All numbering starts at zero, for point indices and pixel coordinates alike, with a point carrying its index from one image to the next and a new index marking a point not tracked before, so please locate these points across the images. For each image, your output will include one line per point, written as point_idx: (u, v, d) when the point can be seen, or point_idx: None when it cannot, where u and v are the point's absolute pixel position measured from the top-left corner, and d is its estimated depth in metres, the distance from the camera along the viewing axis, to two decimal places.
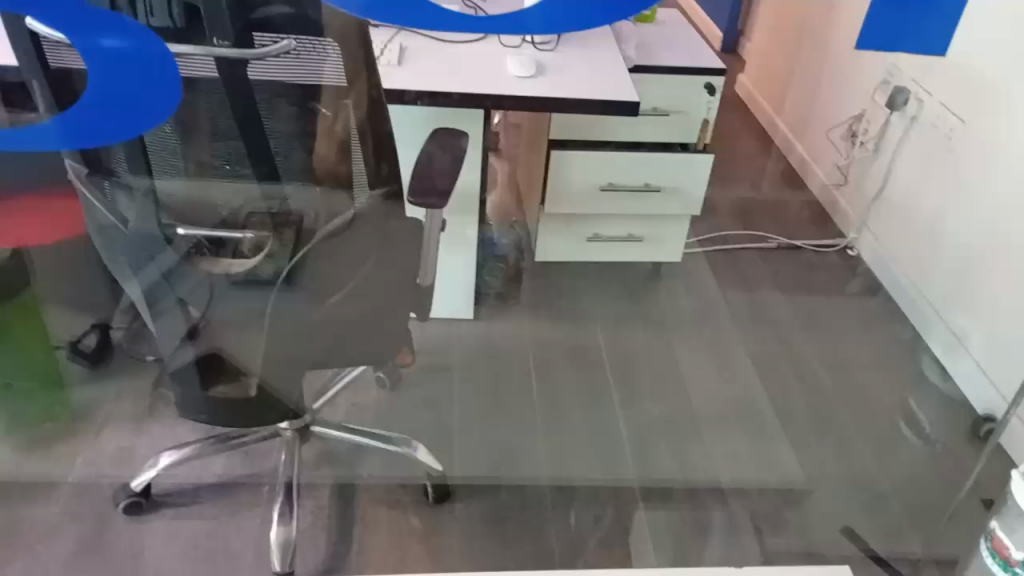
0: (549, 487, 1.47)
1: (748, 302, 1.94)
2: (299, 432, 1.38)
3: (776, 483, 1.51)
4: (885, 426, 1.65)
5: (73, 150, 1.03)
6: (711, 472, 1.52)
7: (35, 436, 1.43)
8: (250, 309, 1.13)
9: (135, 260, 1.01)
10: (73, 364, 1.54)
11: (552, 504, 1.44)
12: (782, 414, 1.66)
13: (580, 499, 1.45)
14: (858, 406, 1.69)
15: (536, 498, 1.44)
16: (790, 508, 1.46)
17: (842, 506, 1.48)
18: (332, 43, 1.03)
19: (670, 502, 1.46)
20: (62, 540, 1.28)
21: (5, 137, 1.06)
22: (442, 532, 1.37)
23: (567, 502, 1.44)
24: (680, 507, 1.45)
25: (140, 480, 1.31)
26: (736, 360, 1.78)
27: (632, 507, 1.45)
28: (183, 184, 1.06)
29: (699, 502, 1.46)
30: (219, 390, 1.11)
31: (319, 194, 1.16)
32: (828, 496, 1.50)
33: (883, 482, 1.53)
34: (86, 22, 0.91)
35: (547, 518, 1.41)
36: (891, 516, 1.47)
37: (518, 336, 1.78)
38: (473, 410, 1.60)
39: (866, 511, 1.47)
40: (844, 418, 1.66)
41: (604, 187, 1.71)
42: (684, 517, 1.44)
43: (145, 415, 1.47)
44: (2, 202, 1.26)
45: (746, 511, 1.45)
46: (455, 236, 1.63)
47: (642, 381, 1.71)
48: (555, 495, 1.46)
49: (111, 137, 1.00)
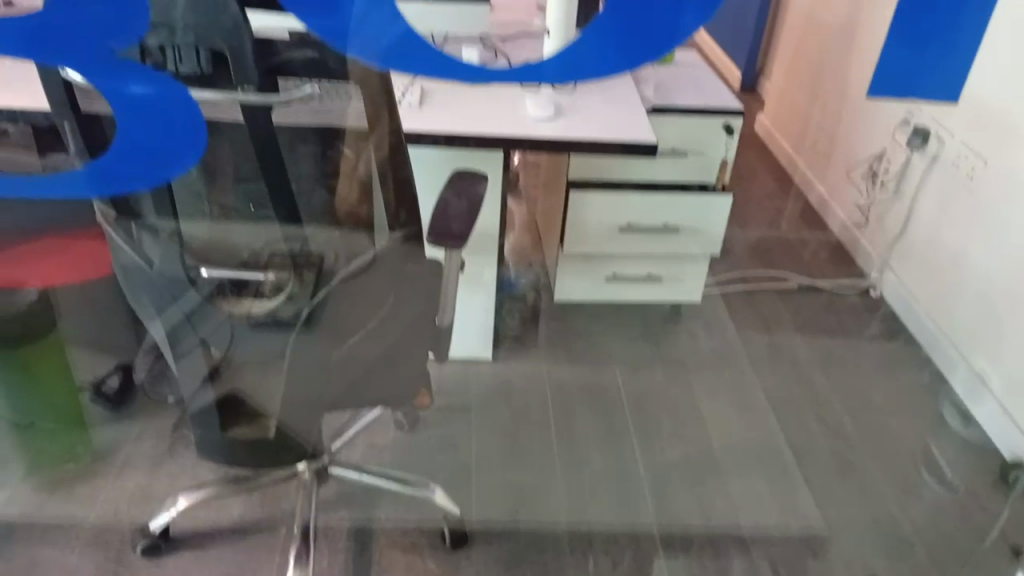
0: (567, 532, 1.45)
1: (769, 344, 1.92)
2: (317, 474, 1.38)
3: (798, 529, 1.48)
4: (908, 471, 1.63)
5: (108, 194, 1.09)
6: (731, 517, 1.49)
7: (57, 477, 1.45)
8: (271, 351, 1.15)
9: (159, 300, 1.01)
10: (95, 406, 1.54)
11: (570, 549, 1.42)
12: (804, 457, 1.63)
13: (598, 544, 1.43)
14: (882, 450, 1.66)
15: (553, 543, 1.43)
16: (813, 555, 1.44)
17: (866, 555, 1.45)
18: (355, 86, 1.05)
19: (690, 549, 1.44)
20: None
21: (50, 185, 1.14)
22: None
23: (585, 547, 1.42)
24: (700, 553, 1.43)
25: (158, 523, 1.32)
26: (756, 402, 1.76)
27: (651, 553, 1.43)
28: (207, 227, 1.08)
29: (720, 550, 1.44)
30: (239, 432, 1.14)
31: (340, 236, 1.19)
32: (851, 544, 1.47)
33: (905, 526, 1.51)
34: (115, 72, 0.98)
35: (565, 563, 1.39)
36: (916, 562, 1.45)
37: (536, 376, 1.77)
38: (491, 451, 1.59)
39: (888, 556, 1.45)
40: (867, 462, 1.63)
41: (623, 227, 1.71)
42: (704, 564, 1.41)
43: (164, 455, 1.48)
44: (32, 245, 1.28)
45: (766, 558, 1.43)
46: (473, 278, 1.63)
47: (662, 423, 1.69)
48: (573, 540, 1.44)
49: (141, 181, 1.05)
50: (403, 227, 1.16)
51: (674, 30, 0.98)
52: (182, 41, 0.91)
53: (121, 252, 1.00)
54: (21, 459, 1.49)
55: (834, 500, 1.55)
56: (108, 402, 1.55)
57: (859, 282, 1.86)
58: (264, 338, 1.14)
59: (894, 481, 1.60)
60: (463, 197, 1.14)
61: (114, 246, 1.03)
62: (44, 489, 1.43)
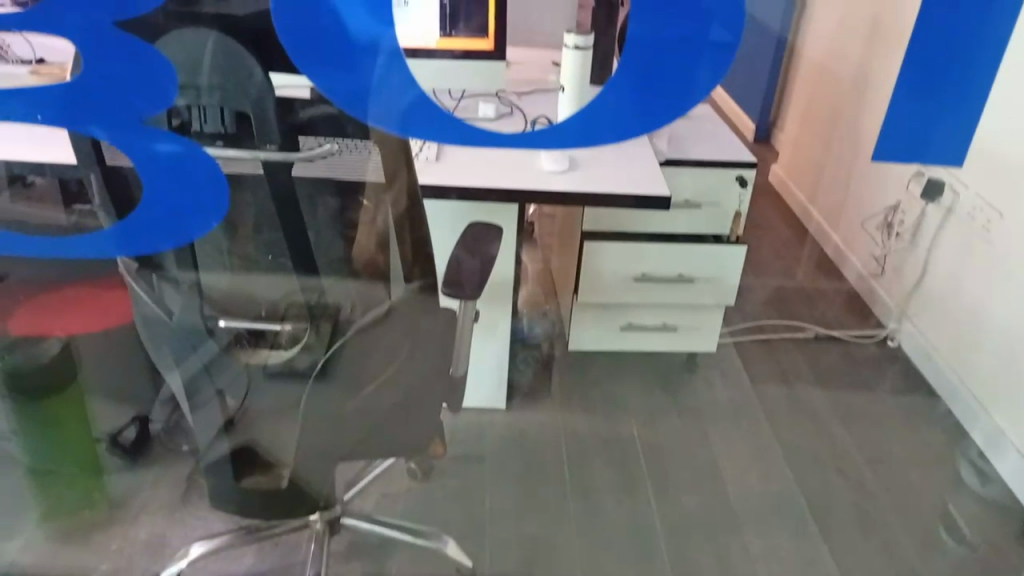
0: None
1: (786, 395, 1.91)
2: (330, 524, 1.37)
3: None
4: (930, 528, 1.59)
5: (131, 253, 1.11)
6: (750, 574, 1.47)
7: (72, 525, 1.45)
8: (286, 401, 1.20)
9: (179, 350, 1.03)
10: (112, 457, 1.54)
11: None
12: (824, 512, 1.60)
13: None
14: (903, 505, 1.63)
15: None
16: None
17: None
18: (372, 143, 1.06)
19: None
20: None
21: (79, 244, 1.16)
22: None
23: None
24: None
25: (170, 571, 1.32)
26: (773, 455, 1.74)
27: None
28: (228, 279, 1.10)
29: None
30: (253, 481, 1.14)
31: (358, 287, 1.18)
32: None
33: None
34: (143, 131, 1.01)
35: None
36: None
37: (550, 427, 1.76)
38: (505, 503, 1.58)
39: None
40: (888, 517, 1.60)
41: (638, 277, 1.72)
42: None
43: (177, 503, 1.48)
44: (60, 290, 1.31)
45: None
46: (487, 328, 1.64)
47: (678, 475, 1.67)
48: None
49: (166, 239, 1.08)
50: (420, 276, 1.18)
51: (688, 89, 0.99)
52: (207, 102, 0.94)
53: (143, 303, 1.04)
54: (36, 506, 1.49)
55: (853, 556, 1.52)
56: (124, 453, 1.55)
57: (876, 332, 1.85)
58: (283, 386, 1.20)
59: (915, 537, 1.57)
60: (476, 255, 1.17)
61: (136, 298, 1.07)
62: (58, 537, 1.43)
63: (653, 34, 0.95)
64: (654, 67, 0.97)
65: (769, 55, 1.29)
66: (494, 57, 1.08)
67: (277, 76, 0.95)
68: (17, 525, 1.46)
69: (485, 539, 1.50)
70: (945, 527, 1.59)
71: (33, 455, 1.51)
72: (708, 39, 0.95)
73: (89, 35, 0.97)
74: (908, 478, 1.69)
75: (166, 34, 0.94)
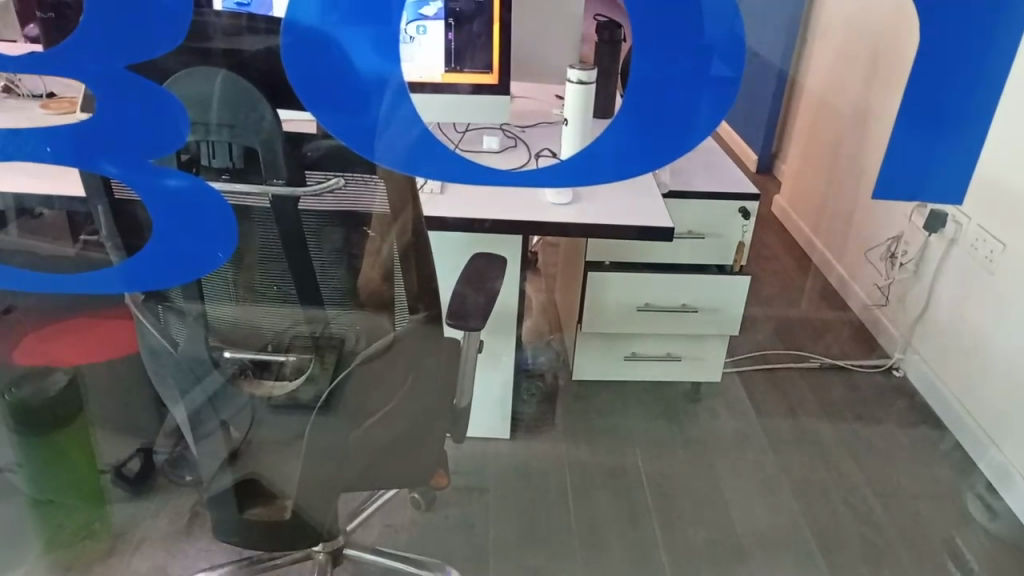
0: None
1: (792, 426, 1.90)
2: (332, 555, 1.37)
3: None
4: (938, 558, 1.58)
5: (140, 290, 1.12)
6: None
7: (75, 554, 1.44)
8: (290, 432, 1.20)
9: (182, 382, 1.05)
10: (115, 487, 1.54)
11: None
12: (830, 543, 1.59)
13: None
14: (910, 536, 1.62)
15: None
16: None
17: None
18: (379, 179, 1.05)
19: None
20: None
21: (81, 281, 1.16)
22: None
23: None
24: None
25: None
26: (779, 486, 1.73)
27: None
28: (234, 309, 1.11)
29: None
30: (254, 512, 1.13)
31: (361, 316, 1.19)
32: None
33: None
34: (151, 168, 1.02)
35: None
36: None
37: (555, 457, 1.76)
38: (508, 533, 1.57)
39: None
40: (895, 549, 1.59)
41: (641, 307, 1.73)
42: None
43: (179, 533, 1.47)
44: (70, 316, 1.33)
45: None
46: (491, 358, 1.64)
47: (682, 506, 1.66)
48: None
49: (177, 278, 1.09)
50: (425, 308, 1.21)
51: (689, 120, 0.99)
52: (216, 138, 0.97)
53: (150, 335, 1.07)
54: (39, 538, 1.48)
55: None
56: (128, 484, 1.55)
57: (881, 361, 1.81)
58: (285, 419, 1.21)
59: (925, 569, 1.56)
60: (481, 291, 1.17)
61: (142, 330, 1.10)
62: (59, 567, 1.42)
63: (654, 71, 0.96)
64: (654, 101, 0.98)
65: (770, 88, 1.31)
66: (497, 90, 1.10)
67: (286, 111, 0.97)
68: (20, 555, 1.45)
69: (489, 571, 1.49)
70: (952, 560, 1.58)
71: (37, 485, 1.51)
72: (709, 74, 0.95)
73: (91, 71, 0.99)
74: (915, 509, 1.68)
75: (173, 74, 0.96)
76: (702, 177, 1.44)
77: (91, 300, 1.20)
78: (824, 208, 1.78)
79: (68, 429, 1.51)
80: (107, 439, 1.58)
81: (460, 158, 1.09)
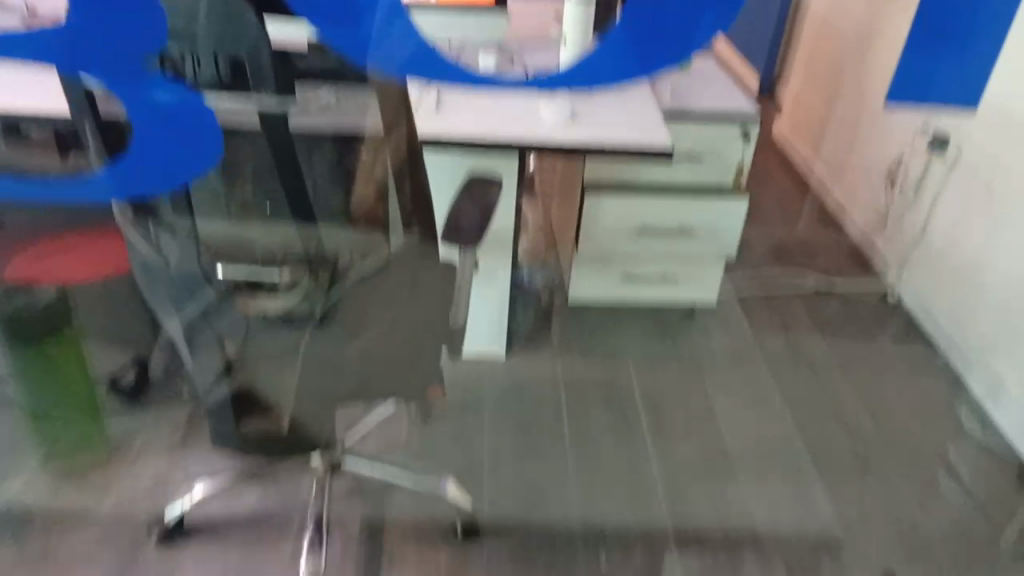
0: (581, 527, 1.44)
1: (787, 343, 1.90)
2: (332, 467, 1.34)
3: (814, 529, 1.47)
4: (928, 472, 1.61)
5: (122, 201, 1.08)
6: (747, 514, 1.50)
7: (73, 463, 1.46)
8: (285, 346, 1.15)
9: (178, 296, 1.04)
10: (111, 398, 1.56)
11: (583, 545, 1.41)
12: (821, 458, 1.62)
13: (610, 543, 1.42)
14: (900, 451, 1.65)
15: (567, 537, 1.42)
16: (827, 555, 1.43)
17: (885, 553, 1.44)
18: (372, 94, 1.07)
19: (706, 548, 1.42)
20: (95, 565, 1.30)
21: (65, 187, 1.13)
22: (470, 568, 1.34)
23: (599, 545, 1.41)
24: (712, 551, 1.42)
25: (171, 514, 1.33)
26: (771, 398, 1.76)
27: (665, 550, 1.42)
28: (224, 225, 1.09)
29: (734, 549, 1.43)
30: (253, 424, 1.17)
31: (356, 236, 1.19)
32: (868, 543, 1.46)
33: (928, 528, 1.50)
34: (138, 79, 0.99)
35: (578, 559, 1.38)
36: (934, 562, 1.44)
37: (549, 374, 1.77)
38: (504, 447, 1.59)
39: (908, 555, 1.44)
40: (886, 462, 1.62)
41: (639, 230, 1.71)
42: (717, 562, 1.40)
43: (177, 444, 1.49)
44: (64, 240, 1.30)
45: (780, 555, 1.42)
46: (487, 276, 1.64)
47: (676, 422, 1.68)
48: (586, 536, 1.43)
49: (160, 188, 1.05)
50: (418, 225, 1.15)
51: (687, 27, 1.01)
52: (201, 50, 0.95)
53: (141, 251, 1.03)
54: (36, 446, 1.50)
55: (851, 497, 1.54)
56: (126, 396, 1.56)
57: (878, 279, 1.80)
58: (279, 334, 1.14)
59: (914, 479, 1.59)
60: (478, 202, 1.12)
61: (133, 246, 1.06)
62: (58, 476, 1.44)
63: None
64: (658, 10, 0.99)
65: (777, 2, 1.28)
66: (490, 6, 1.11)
67: (275, 19, 0.95)
68: (18, 464, 1.47)
69: (484, 479, 1.51)
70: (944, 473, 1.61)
71: (31, 395, 1.52)
72: None
73: None
74: (908, 426, 1.71)
75: None
76: (694, 96, 1.42)
77: (78, 211, 1.18)
78: (829, 119, 1.73)
79: (61, 336, 1.54)
80: (101, 353, 1.58)
81: (468, 74, 1.11)
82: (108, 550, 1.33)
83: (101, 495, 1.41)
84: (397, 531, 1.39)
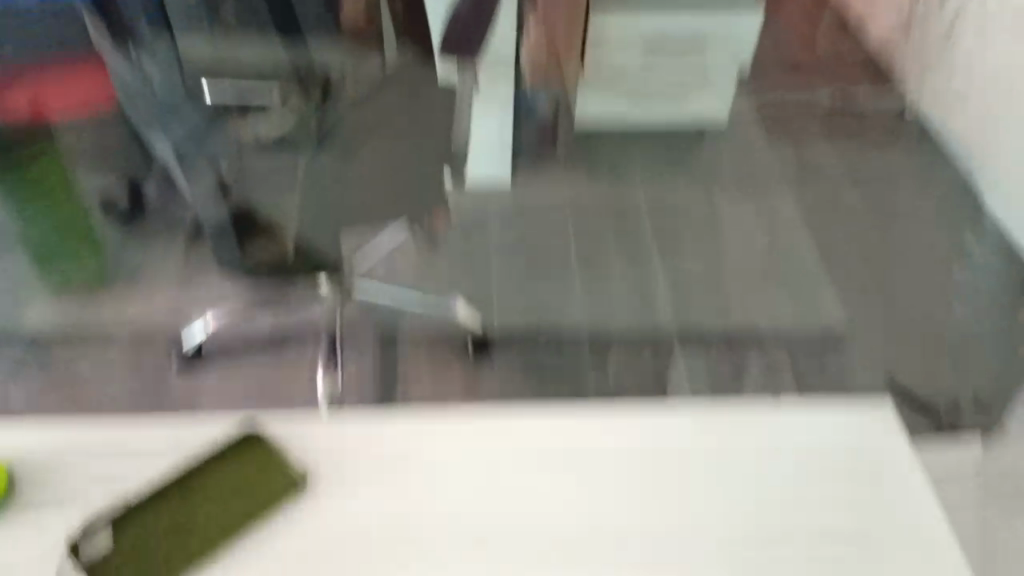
0: (585, 334, 1.39)
1: (803, 151, 1.78)
2: (341, 288, 1.28)
3: (823, 328, 1.41)
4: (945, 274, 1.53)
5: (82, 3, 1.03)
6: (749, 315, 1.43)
7: (68, 284, 1.41)
8: (283, 168, 1.08)
9: (160, 113, 1.01)
10: (108, 223, 1.48)
11: (587, 352, 1.37)
12: (836, 262, 1.54)
13: (616, 348, 1.38)
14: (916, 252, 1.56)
15: (571, 345, 1.37)
16: (834, 352, 1.38)
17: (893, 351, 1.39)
18: None
19: (708, 348, 1.38)
20: (110, 385, 1.27)
21: None
22: (481, 379, 1.31)
23: (603, 351, 1.37)
24: (716, 351, 1.38)
25: (190, 343, 1.27)
26: (781, 210, 1.64)
27: (669, 353, 1.37)
28: (208, 43, 0.97)
29: (737, 350, 1.38)
30: (257, 249, 1.12)
31: (346, 46, 1.04)
32: (868, 344, 1.39)
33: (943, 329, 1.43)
34: None
35: (583, 364, 1.35)
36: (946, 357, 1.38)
37: (554, 188, 1.66)
38: (507, 261, 1.52)
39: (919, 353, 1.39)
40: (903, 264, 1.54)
41: (647, 37, 1.63)
42: (720, 361, 1.36)
43: (184, 268, 1.43)
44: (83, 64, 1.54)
45: (786, 354, 1.38)
46: (489, 87, 1.54)
47: (684, 231, 1.59)
48: (591, 342, 1.38)
49: None
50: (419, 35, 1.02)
51: None
52: None
53: (121, 70, 1.00)
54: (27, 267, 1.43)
55: (865, 304, 1.47)
56: (121, 217, 1.49)
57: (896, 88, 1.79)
58: (276, 157, 1.07)
59: (919, 283, 1.50)
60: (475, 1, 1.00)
61: (110, 62, 1.00)
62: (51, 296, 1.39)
63: None
64: None
65: None
66: None
67: None
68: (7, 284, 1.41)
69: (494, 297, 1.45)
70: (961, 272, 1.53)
71: (24, 218, 1.45)
72: None
73: None
74: (926, 230, 1.61)
75: None
76: None
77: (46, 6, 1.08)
78: None
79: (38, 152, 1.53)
80: (91, 173, 1.55)
81: None
82: (133, 377, 1.28)
83: (117, 323, 1.34)
84: (412, 353, 1.33)
